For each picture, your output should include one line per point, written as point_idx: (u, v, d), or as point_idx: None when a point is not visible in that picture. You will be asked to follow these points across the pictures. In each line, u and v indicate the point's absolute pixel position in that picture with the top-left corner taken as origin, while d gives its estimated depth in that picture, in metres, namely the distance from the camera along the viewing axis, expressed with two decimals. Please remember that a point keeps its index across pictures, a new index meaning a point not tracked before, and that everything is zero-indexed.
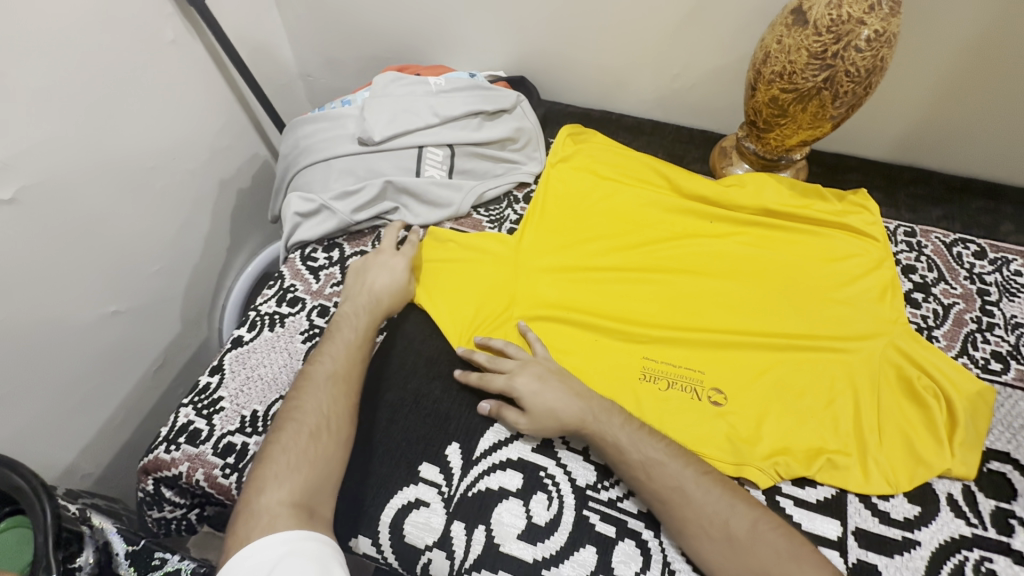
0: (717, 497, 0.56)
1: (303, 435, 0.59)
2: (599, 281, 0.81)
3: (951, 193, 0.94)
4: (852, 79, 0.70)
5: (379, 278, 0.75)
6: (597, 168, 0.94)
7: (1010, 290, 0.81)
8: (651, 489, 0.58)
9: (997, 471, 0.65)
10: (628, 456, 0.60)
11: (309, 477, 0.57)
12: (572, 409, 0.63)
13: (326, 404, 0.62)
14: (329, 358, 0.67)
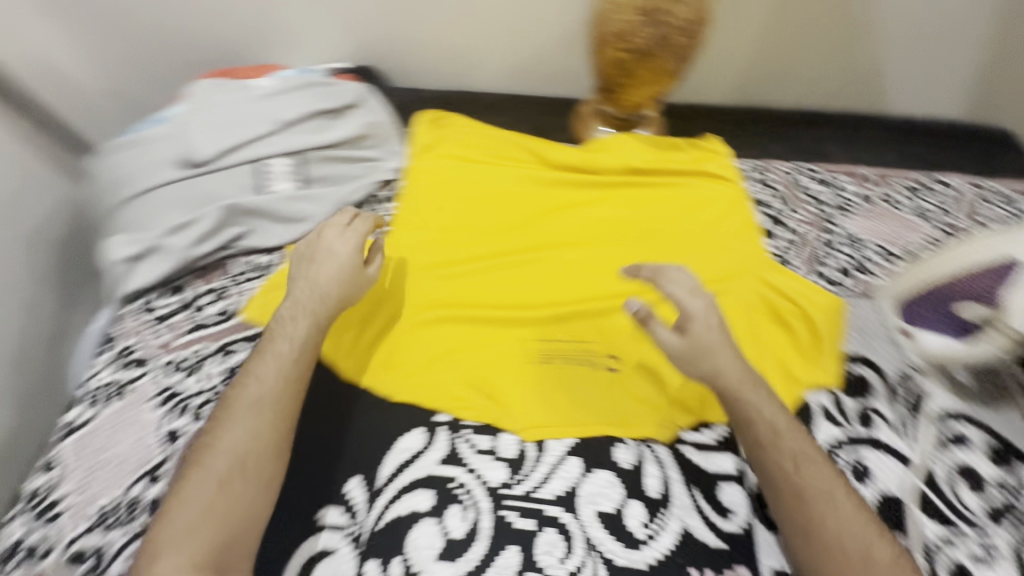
0: (841, 509, 0.56)
1: (212, 484, 0.54)
2: (482, 269, 0.78)
3: (786, 127, 1.01)
4: (682, 33, 0.72)
5: (326, 270, 0.66)
6: (462, 151, 0.89)
7: (845, 208, 0.90)
8: (785, 482, 0.58)
9: (858, 373, 0.72)
10: (781, 450, 0.59)
11: (216, 535, 0.52)
12: (741, 369, 0.62)
13: (248, 441, 0.56)
14: (257, 381, 0.59)
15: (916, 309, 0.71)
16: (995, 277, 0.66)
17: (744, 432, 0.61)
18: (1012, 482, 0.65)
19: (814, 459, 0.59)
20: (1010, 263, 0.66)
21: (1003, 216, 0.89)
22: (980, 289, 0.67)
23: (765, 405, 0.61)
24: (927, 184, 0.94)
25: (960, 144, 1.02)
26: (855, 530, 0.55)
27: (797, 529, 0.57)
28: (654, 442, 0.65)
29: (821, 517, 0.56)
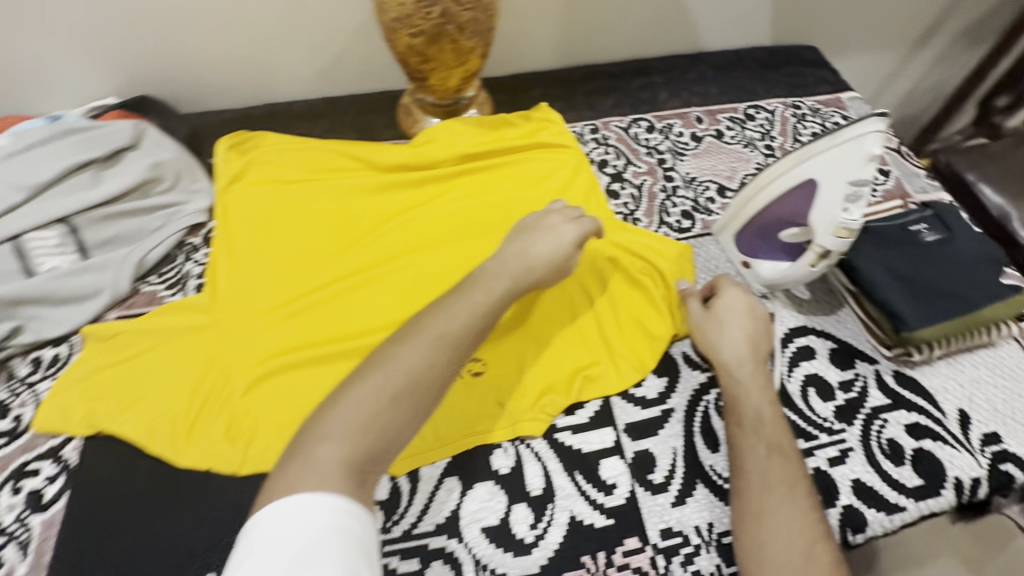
0: (797, 505, 0.54)
1: (384, 397, 0.47)
2: (321, 301, 0.72)
3: (614, 79, 1.01)
4: (466, 7, 0.67)
5: (542, 247, 0.63)
6: (277, 174, 0.82)
7: (679, 151, 0.92)
8: (753, 465, 0.57)
9: None
10: (760, 436, 0.59)
11: (367, 450, 0.45)
12: (744, 349, 0.64)
13: (425, 365, 0.49)
14: (449, 316, 0.53)
15: (748, 235, 0.72)
16: (802, 197, 0.64)
17: (734, 412, 0.62)
18: (855, 378, 0.70)
19: (783, 452, 0.58)
20: (810, 180, 0.62)
21: (814, 131, 0.96)
22: (793, 210, 0.66)
23: (755, 392, 0.62)
24: (748, 113, 0.98)
25: (775, 65, 1.06)
26: (804, 528, 0.53)
27: (750, 517, 0.55)
28: (530, 437, 0.64)
29: (774, 506, 0.54)
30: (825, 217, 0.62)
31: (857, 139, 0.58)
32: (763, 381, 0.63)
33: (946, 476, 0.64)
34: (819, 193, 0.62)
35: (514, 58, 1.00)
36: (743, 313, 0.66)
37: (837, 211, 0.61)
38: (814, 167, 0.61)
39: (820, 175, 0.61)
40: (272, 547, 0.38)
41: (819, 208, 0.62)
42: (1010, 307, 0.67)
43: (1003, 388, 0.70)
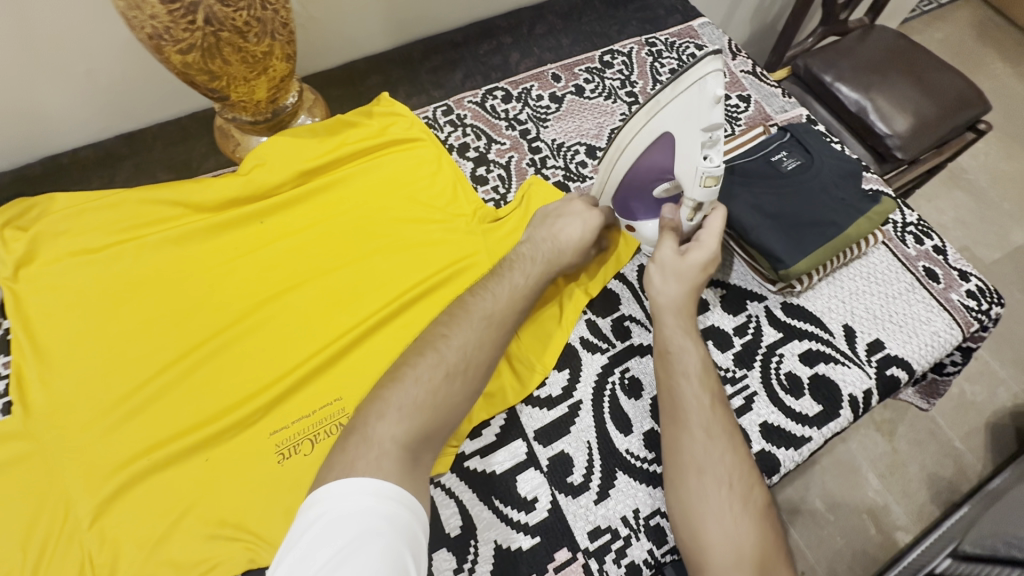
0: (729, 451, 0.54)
1: (440, 372, 0.52)
2: (170, 384, 0.61)
3: (458, 50, 0.92)
4: (236, 6, 0.54)
5: (571, 232, 0.66)
6: (77, 244, 0.67)
7: (541, 117, 0.86)
8: (696, 417, 0.55)
9: (612, 289, 0.72)
10: (704, 385, 0.57)
11: (421, 429, 0.49)
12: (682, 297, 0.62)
13: (474, 347, 0.55)
14: (492, 295, 0.59)
15: (623, 198, 0.69)
16: (664, 151, 0.61)
17: (673, 361, 0.59)
18: (748, 320, 0.71)
19: (721, 402, 0.57)
20: (666, 131, 0.59)
21: (672, 67, 0.93)
22: (660, 166, 0.62)
23: (695, 346, 0.60)
24: (605, 60, 0.93)
25: (622, 2, 1.00)
26: (742, 474, 0.53)
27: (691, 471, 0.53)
28: (437, 475, 0.59)
29: (714, 456, 0.53)
30: (688, 167, 0.58)
31: (700, 82, 0.54)
32: (697, 337, 0.61)
33: (841, 396, 0.66)
34: (677, 145, 0.58)
35: (341, 45, 0.88)
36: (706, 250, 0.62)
37: (698, 158, 0.57)
38: (667, 118, 0.58)
39: (674, 125, 0.58)
40: (328, 526, 0.41)
41: (680, 158, 0.59)
42: (873, 219, 0.68)
43: (880, 294, 0.73)
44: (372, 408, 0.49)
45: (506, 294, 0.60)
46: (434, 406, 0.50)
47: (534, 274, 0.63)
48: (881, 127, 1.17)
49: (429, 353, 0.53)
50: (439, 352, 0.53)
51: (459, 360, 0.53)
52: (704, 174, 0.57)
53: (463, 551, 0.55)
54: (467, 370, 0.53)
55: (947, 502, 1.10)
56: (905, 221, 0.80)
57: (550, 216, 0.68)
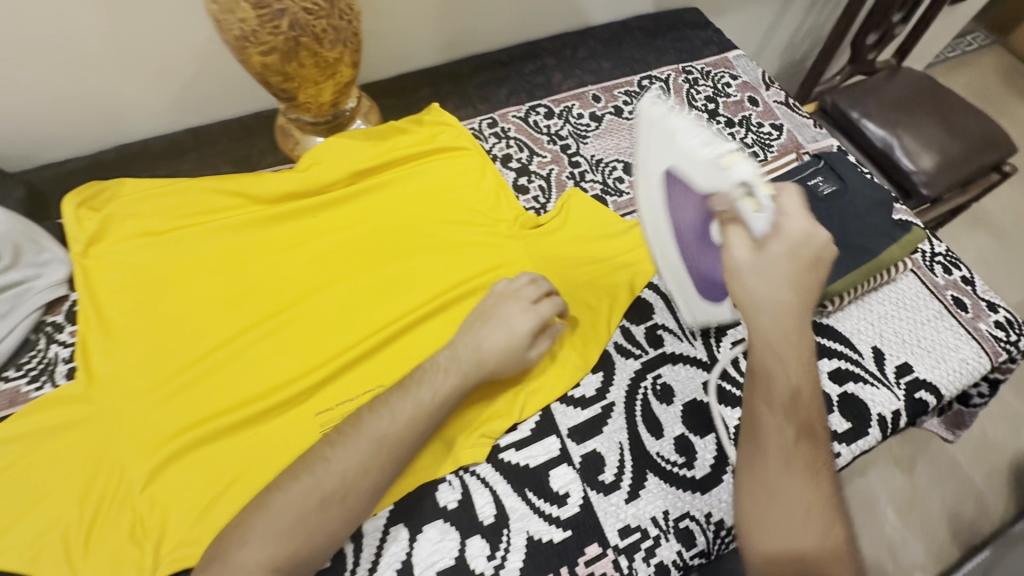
0: (814, 485, 0.50)
1: (314, 498, 0.49)
2: (222, 362, 0.64)
3: (504, 67, 0.97)
4: (317, 14, 0.59)
5: (494, 340, 0.61)
6: (144, 226, 0.72)
7: (581, 134, 0.90)
8: (778, 446, 0.51)
9: (646, 298, 0.74)
10: (791, 416, 0.51)
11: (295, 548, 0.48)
12: (788, 320, 0.51)
13: (355, 472, 0.51)
14: (389, 413, 0.54)
15: (693, 276, 0.58)
16: (676, 187, 0.53)
17: (764, 386, 0.53)
18: None
19: (812, 434, 0.52)
20: (667, 166, 0.53)
21: (707, 95, 0.97)
22: (694, 208, 0.52)
23: (797, 367, 0.52)
24: (643, 84, 0.97)
25: (661, 32, 1.05)
26: (822, 513, 0.49)
27: (773, 507, 0.49)
28: (473, 464, 0.61)
29: (798, 491, 0.49)
30: (710, 171, 0.48)
31: (670, 124, 0.52)
32: (805, 358, 0.53)
33: (870, 415, 0.67)
34: (694, 180, 0.50)
35: (396, 58, 0.93)
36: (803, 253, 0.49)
37: (725, 172, 0.47)
38: (659, 159, 0.54)
39: (678, 164, 0.51)
40: None
41: (694, 172, 0.49)
42: (904, 247, 0.71)
43: (908, 319, 0.75)
44: (238, 531, 0.48)
45: (406, 413, 0.55)
46: (306, 528, 0.48)
47: (443, 388, 0.57)
48: (906, 164, 1.20)
49: (304, 478, 0.50)
50: (346, 448, 0.52)
51: (338, 485, 0.50)
52: (739, 186, 0.47)
53: (498, 538, 0.57)
54: (346, 496, 0.50)
55: (967, 542, 1.08)
56: (933, 251, 0.82)
57: (483, 315, 0.63)
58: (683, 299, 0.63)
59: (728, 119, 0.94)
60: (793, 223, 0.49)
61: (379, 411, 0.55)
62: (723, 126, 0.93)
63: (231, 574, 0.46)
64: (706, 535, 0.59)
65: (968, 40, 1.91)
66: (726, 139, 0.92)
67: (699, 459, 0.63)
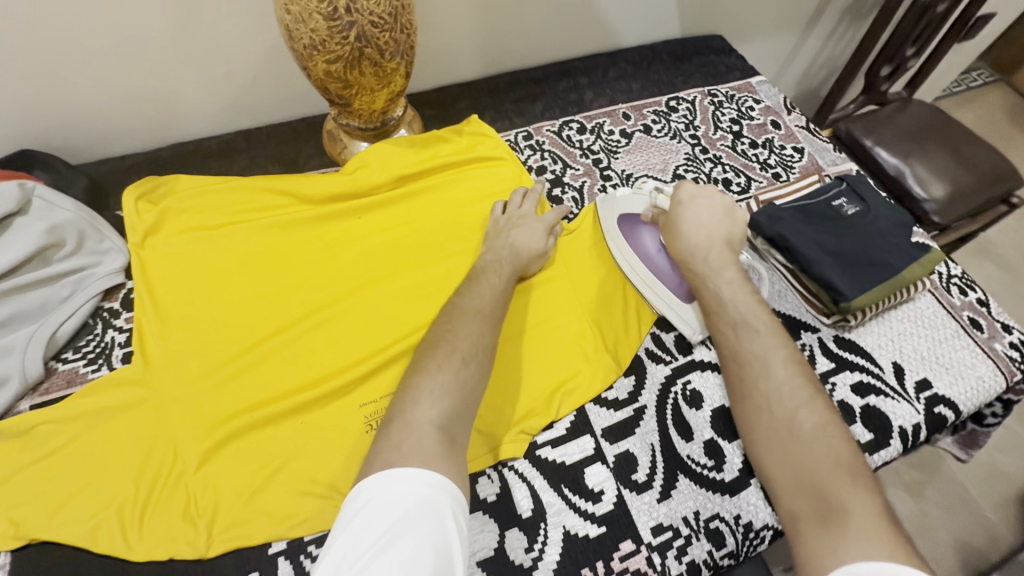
0: (791, 377, 0.58)
1: (456, 358, 0.55)
2: (271, 351, 0.67)
3: (539, 84, 1.02)
4: (382, 28, 0.63)
5: (525, 240, 0.72)
6: (198, 220, 0.75)
7: (612, 149, 0.94)
8: (729, 350, 0.64)
9: None
10: (727, 321, 0.65)
11: (449, 412, 0.51)
12: (701, 242, 0.71)
13: (478, 336, 0.58)
14: (475, 294, 0.63)
15: (670, 283, 0.74)
16: (627, 225, 0.79)
17: (710, 303, 0.68)
18: (803, 349, 0.75)
19: (755, 334, 0.63)
20: (619, 215, 0.80)
21: (732, 117, 1.01)
22: (649, 236, 0.77)
23: (717, 281, 0.68)
24: (670, 105, 1.02)
25: (687, 56, 1.10)
26: (781, 394, 0.58)
27: (756, 404, 0.59)
28: (512, 460, 0.63)
29: (773, 384, 0.59)
30: (635, 202, 0.80)
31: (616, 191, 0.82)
32: (735, 278, 0.68)
33: (891, 427, 0.70)
34: (639, 210, 0.80)
35: (437, 72, 0.98)
36: (717, 210, 0.74)
37: (639, 193, 0.81)
38: (609, 215, 0.80)
39: (627, 212, 0.79)
40: (379, 508, 0.42)
41: (625, 210, 0.80)
42: (926, 266, 0.73)
43: (927, 337, 0.78)
44: (406, 395, 0.52)
45: (490, 295, 0.64)
46: (458, 390, 0.53)
47: (506, 278, 0.68)
48: (918, 191, 1.24)
49: (442, 344, 0.56)
50: (451, 342, 0.56)
51: (472, 348, 0.57)
52: (653, 192, 0.81)
53: (535, 531, 0.59)
54: (478, 356, 0.57)
55: (977, 570, 1.09)
56: (949, 273, 0.85)
57: (500, 230, 0.75)
58: (674, 311, 0.73)
59: (751, 141, 0.98)
60: (690, 192, 0.75)
61: (465, 300, 0.63)
62: (747, 147, 0.97)
63: (409, 433, 0.48)
64: (735, 537, 0.60)
65: (972, 77, 1.99)
66: (750, 160, 0.96)
67: (728, 463, 0.64)
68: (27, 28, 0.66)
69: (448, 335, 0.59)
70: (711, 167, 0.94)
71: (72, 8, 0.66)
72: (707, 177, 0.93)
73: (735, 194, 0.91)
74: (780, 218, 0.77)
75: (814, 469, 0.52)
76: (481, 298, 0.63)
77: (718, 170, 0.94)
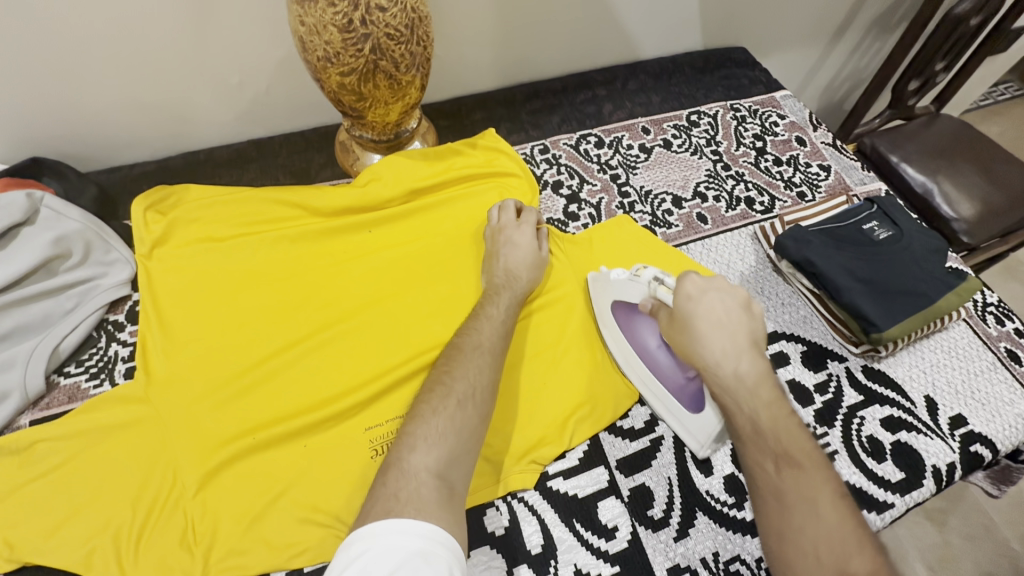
0: (844, 522, 0.44)
1: (453, 401, 0.52)
2: (276, 371, 0.65)
3: (556, 96, 0.99)
4: (398, 40, 0.61)
5: (520, 260, 0.70)
6: (206, 232, 0.73)
7: (631, 165, 0.91)
8: (764, 484, 0.48)
9: None
10: (762, 447, 0.49)
11: (447, 456, 0.49)
12: (731, 344, 0.54)
13: (479, 376, 0.56)
14: (478, 330, 0.61)
15: (671, 389, 0.63)
16: (625, 316, 0.67)
17: (733, 413, 0.53)
18: (829, 379, 0.72)
19: (796, 465, 0.47)
20: (615, 304, 0.68)
21: (755, 132, 0.98)
22: (649, 332, 0.65)
23: (743, 393, 0.52)
24: (691, 119, 0.99)
25: (709, 69, 1.07)
26: (837, 548, 0.43)
27: (803, 555, 0.44)
28: (521, 491, 0.61)
29: (826, 534, 0.43)
30: (628, 288, 0.65)
31: (610, 271, 0.69)
32: (769, 391, 0.52)
33: (924, 465, 0.66)
34: (636, 298, 0.65)
35: (453, 82, 0.96)
36: (734, 304, 0.57)
37: (637, 279, 0.64)
38: (605, 302, 0.69)
39: (621, 299, 0.67)
40: (371, 560, 0.39)
41: (621, 296, 0.67)
42: (962, 295, 0.70)
43: (961, 369, 0.74)
44: (405, 440, 0.49)
45: (490, 329, 0.62)
46: (455, 433, 0.51)
47: (506, 307, 0.65)
48: (946, 210, 1.19)
49: (439, 388, 0.54)
50: (448, 385, 0.54)
51: (470, 389, 0.54)
52: (653, 279, 0.63)
53: (545, 567, 0.56)
54: (477, 396, 0.54)
55: None
56: (985, 301, 0.81)
57: (493, 250, 0.72)
58: (679, 424, 0.64)
59: (775, 158, 0.95)
60: (692, 288, 0.58)
61: (471, 335, 0.60)
62: (770, 164, 0.94)
63: (406, 483, 0.45)
64: None
65: (1001, 90, 1.93)
66: (774, 177, 0.92)
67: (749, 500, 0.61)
68: (47, 37, 0.66)
69: (461, 360, 0.57)
70: (733, 185, 0.91)
71: (89, 16, 0.66)
72: (729, 195, 0.89)
73: (758, 214, 0.88)
74: (807, 241, 0.74)
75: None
76: (480, 333, 0.61)
77: (740, 188, 0.90)
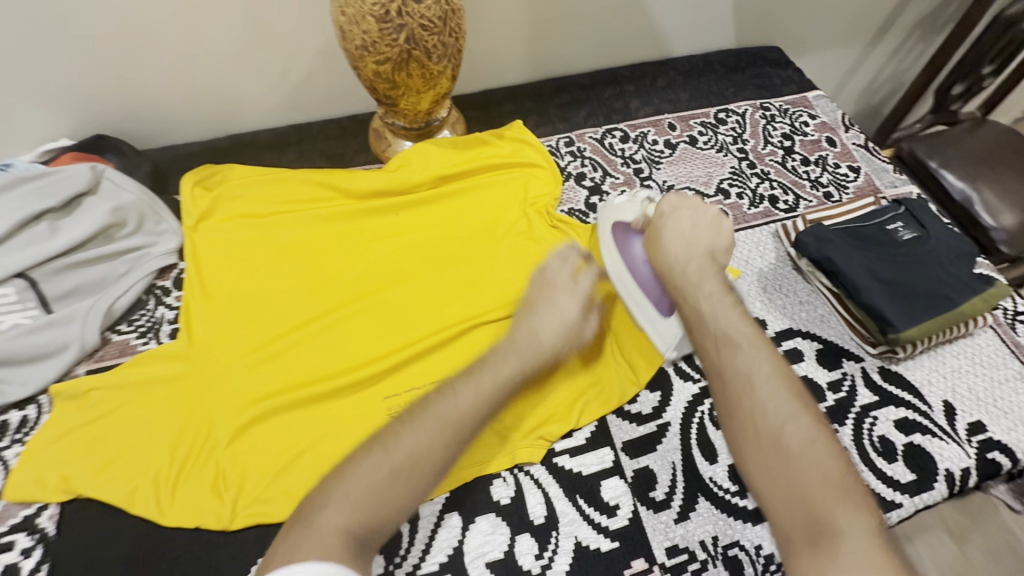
0: (783, 392, 0.50)
1: (384, 472, 0.47)
2: (305, 337, 0.70)
3: (585, 91, 1.01)
4: (431, 31, 0.65)
5: (549, 326, 0.63)
6: (247, 209, 0.78)
7: (654, 160, 0.92)
8: (710, 362, 0.55)
9: None
10: (706, 332, 0.57)
11: (365, 522, 0.45)
12: (685, 250, 0.65)
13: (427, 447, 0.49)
14: None
15: (652, 295, 0.68)
16: (619, 232, 0.73)
17: (687, 312, 0.60)
18: (843, 378, 0.72)
19: (733, 344, 0.54)
20: (614, 223, 0.73)
21: (784, 132, 0.98)
22: (638, 246, 0.71)
23: (695, 292, 0.60)
24: (719, 117, 0.99)
25: (741, 67, 1.07)
26: (774, 410, 0.49)
27: (740, 423, 0.50)
28: (528, 464, 0.63)
29: (760, 400, 0.50)
30: (625, 208, 0.73)
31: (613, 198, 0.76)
32: (719, 293, 0.60)
33: (937, 469, 0.65)
34: (629, 217, 0.73)
35: (485, 74, 0.99)
36: (702, 219, 0.68)
37: (631, 202, 0.73)
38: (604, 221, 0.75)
39: (617, 219, 0.73)
40: None
41: (617, 215, 0.73)
42: (987, 300, 0.69)
43: (984, 376, 0.72)
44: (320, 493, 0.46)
45: None
46: (374, 501, 0.46)
47: None
48: (985, 219, 1.15)
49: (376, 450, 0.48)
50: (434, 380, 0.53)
51: (406, 461, 0.48)
52: (644, 200, 0.73)
53: (545, 539, 0.58)
54: (414, 470, 0.48)
55: None
56: (1015, 310, 0.79)
57: (531, 302, 0.66)
58: (654, 327, 0.68)
59: (803, 157, 0.94)
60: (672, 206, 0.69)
61: None
62: (798, 164, 0.93)
63: (306, 541, 0.42)
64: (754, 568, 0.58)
65: None
66: (800, 177, 0.92)
67: None
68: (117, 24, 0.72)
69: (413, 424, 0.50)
70: (757, 183, 0.91)
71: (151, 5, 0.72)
72: (753, 193, 0.90)
73: (781, 213, 0.87)
74: (828, 240, 0.73)
75: (807, 486, 0.45)
76: None
77: (765, 186, 0.90)
